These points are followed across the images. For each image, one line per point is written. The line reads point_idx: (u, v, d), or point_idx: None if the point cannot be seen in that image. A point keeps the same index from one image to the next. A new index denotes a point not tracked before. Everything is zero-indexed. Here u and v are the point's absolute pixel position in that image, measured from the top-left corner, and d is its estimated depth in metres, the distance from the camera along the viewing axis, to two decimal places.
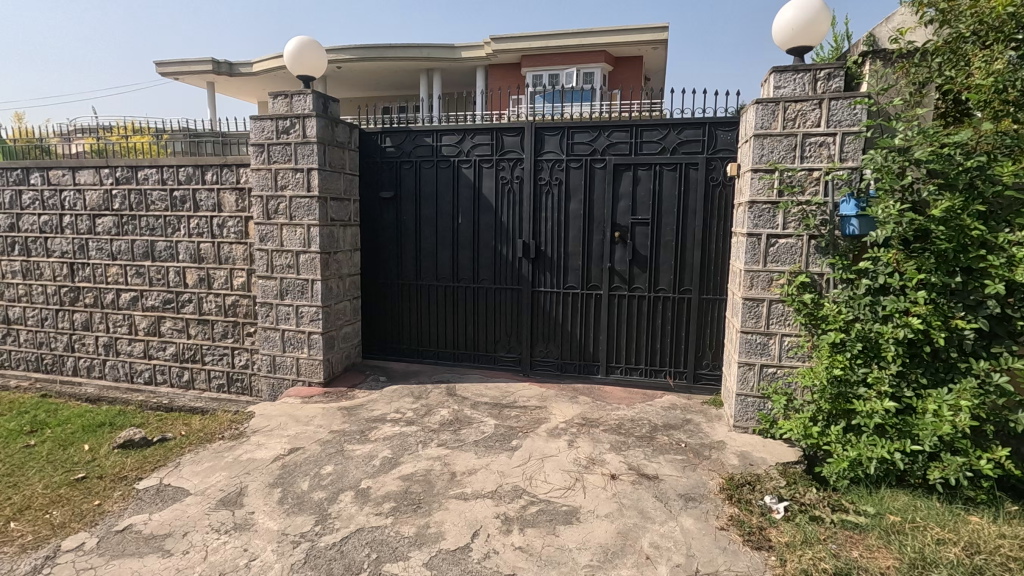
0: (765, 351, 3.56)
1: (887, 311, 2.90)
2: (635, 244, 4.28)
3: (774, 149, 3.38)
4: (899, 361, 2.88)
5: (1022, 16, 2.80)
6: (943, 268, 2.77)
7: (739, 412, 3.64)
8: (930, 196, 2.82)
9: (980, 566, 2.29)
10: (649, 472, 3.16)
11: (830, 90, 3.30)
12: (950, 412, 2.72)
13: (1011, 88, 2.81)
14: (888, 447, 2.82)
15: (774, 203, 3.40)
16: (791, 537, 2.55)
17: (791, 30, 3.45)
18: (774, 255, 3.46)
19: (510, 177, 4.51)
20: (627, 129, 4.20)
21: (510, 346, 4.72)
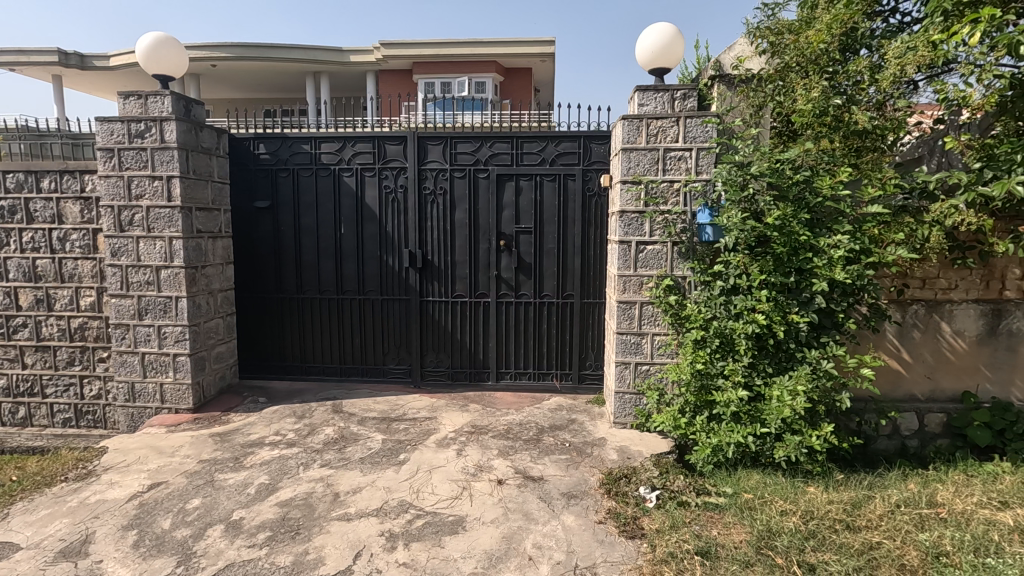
0: (639, 350, 3.82)
1: (738, 309, 3.22)
2: (519, 251, 4.40)
3: (640, 162, 3.64)
4: (749, 353, 3.22)
5: (831, 54, 3.36)
6: (780, 270, 3.13)
7: (618, 409, 3.86)
8: (767, 206, 3.17)
9: (813, 530, 2.61)
10: (534, 474, 3.26)
11: (686, 109, 3.61)
12: (790, 397, 3.06)
13: (827, 113, 3.31)
14: (742, 431, 3.13)
15: (641, 212, 3.67)
16: (661, 524, 2.75)
17: (653, 53, 3.75)
18: (643, 260, 3.72)
19: (394, 186, 4.45)
20: (507, 141, 4.31)
21: (400, 357, 4.64)
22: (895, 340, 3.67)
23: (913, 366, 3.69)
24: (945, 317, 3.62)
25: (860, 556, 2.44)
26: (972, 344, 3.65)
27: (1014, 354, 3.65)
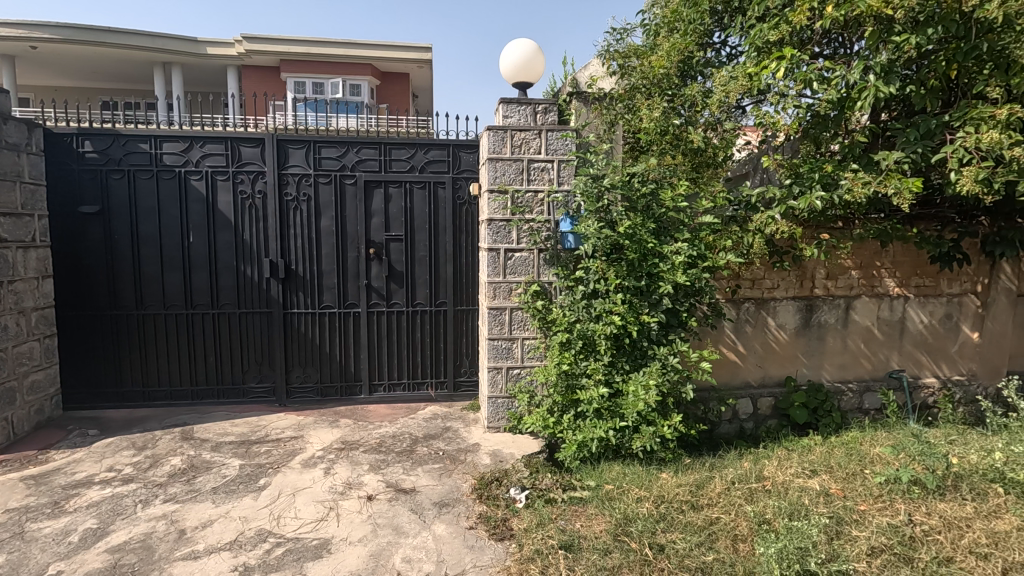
0: (509, 354, 3.92)
1: (597, 311, 3.42)
2: (390, 260, 4.32)
3: (506, 172, 3.76)
4: (609, 353, 3.44)
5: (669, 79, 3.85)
6: (632, 275, 3.39)
7: (492, 414, 3.94)
8: (619, 216, 3.42)
9: (663, 513, 2.85)
10: (406, 486, 3.20)
11: (548, 122, 3.78)
12: (644, 391, 3.32)
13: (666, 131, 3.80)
14: (604, 426, 3.35)
15: (508, 220, 3.78)
16: (529, 522, 2.84)
17: (516, 68, 3.89)
18: (512, 267, 3.85)
19: (250, 192, 4.14)
20: (375, 147, 4.22)
21: (262, 375, 4.32)
22: (732, 334, 4.14)
23: (747, 357, 4.18)
24: (770, 312, 4.15)
25: (701, 531, 2.71)
26: (791, 335, 4.22)
27: (823, 343, 4.28)
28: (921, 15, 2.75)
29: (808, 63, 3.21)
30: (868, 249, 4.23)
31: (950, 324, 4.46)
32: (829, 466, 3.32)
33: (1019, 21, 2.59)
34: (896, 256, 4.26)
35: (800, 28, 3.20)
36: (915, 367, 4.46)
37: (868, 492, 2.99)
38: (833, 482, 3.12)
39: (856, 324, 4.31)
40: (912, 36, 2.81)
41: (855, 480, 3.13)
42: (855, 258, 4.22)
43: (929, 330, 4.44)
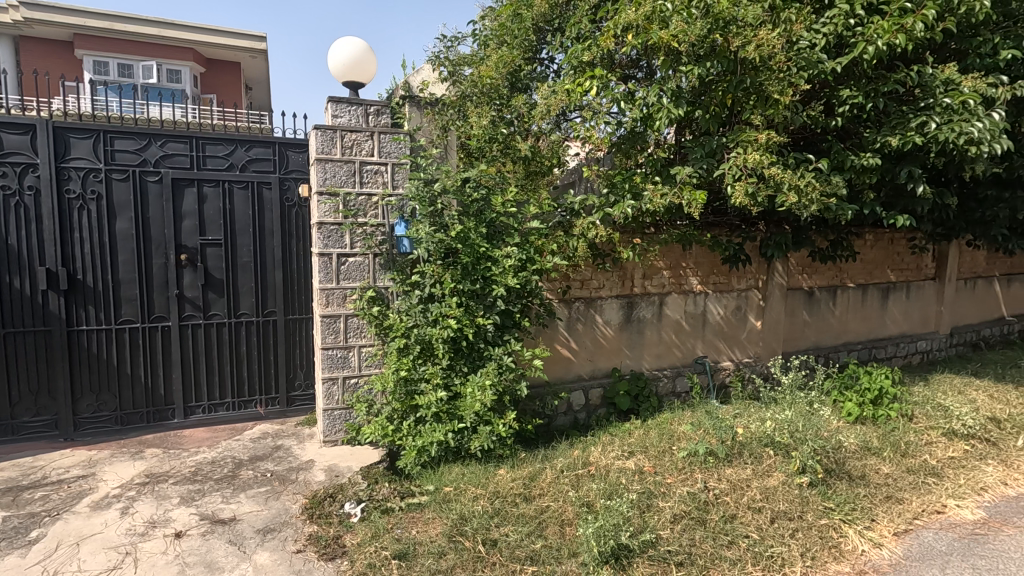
0: (346, 364, 3.76)
1: (434, 315, 3.42)
2: (206, 266, 3.89)
3: (336, 174, 3.61)
4: (446, 356, 3.47)
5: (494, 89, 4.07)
6: (467, 278, 3.45)
7: (328, 427, 3.75)
8: (452, 220, 3.46)
9: (498, 508, 2.94)
10: (225, 516, 2.90)
11: (381, 125, 3.71)
12: (480, 392, 3.40)
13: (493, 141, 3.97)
14: (442, 429, 3.36)
15: (340, 224, 3.63)
16: (363, 536, 2.75)
17: (345, 66, 3.75)
18: (345, 273, 3.70)
19: (16, 188, 3.46)
20: (184, 141, 3.78)
21: (39, 406, 3.63)
22: (565, 332, 4.41)
23: (578, 353, 4.49)
24: (598, 310, 4.51)
25: (532, 521, 2.85)
26: (616, 330, 4.63)
27: (642, 336, 4.76)
28: (700, 50, 3.20)
29: (615, 83, 3.57)
30: (675, 252, 4.81)
31: (740, 315, 5.24)
32: (644, 447, 3.71)
33: (772, 62, 3.15)
34: (697, 257, 4.91)
35: (608, 51, 3.56)
36: (715, 353, 5.16)
37: (674, 466, 3.39)
38: (647, 461, 3.49)
39: (669, 318, 4.86)
40: (694, 67, 3.26)
41: (664, 457, 3.53)
42: (665, 260, 4.77)
43: (725, 320, 5.17)
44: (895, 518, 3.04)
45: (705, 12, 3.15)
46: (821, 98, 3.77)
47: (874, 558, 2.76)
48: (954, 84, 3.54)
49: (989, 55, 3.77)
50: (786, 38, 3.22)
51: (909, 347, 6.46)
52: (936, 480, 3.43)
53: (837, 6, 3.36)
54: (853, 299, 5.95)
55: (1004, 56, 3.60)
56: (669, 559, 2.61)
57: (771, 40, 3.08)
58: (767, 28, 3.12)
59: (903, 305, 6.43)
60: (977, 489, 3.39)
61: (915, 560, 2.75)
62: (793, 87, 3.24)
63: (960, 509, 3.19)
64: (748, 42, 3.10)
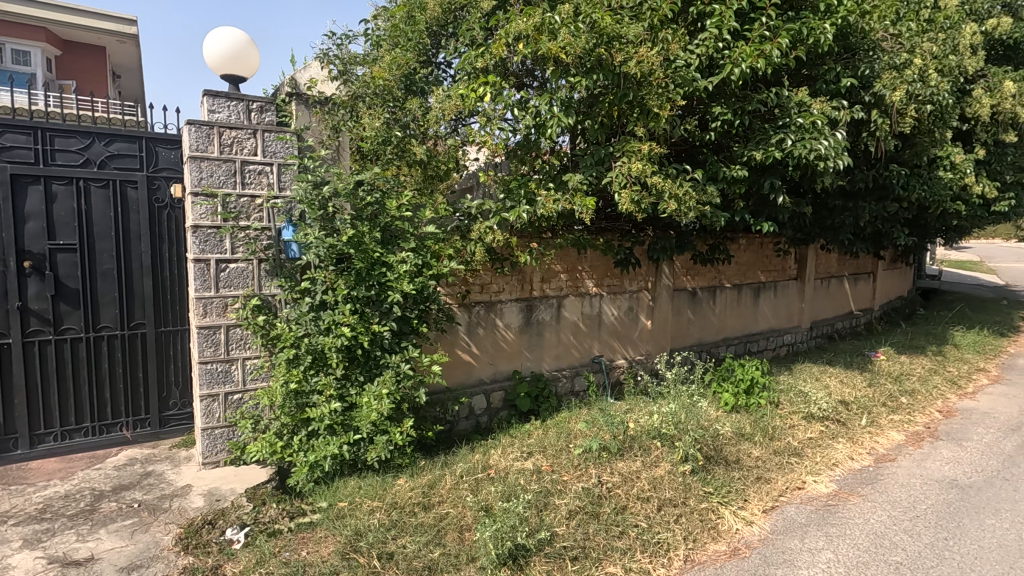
0: (228, 378, 3.49)
1: (326, 324, 3.26)
2: (56, 274, 3.45)
3: (213, 174, 3.35)
4: (341, 366, 3.32)
5: (387, 89, 4.02)
6: (361, 284, 3.32)
7: (208, 448, 3.46)
8: (344, 224, 3.32)
9: (396, 519, 2.86)
10: (80, 556, 2.57)
11: (264, 122, 3.52)
12: (376, 401, 3.28)
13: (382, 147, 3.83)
14: (337, 442, 3.22)
15: (218, 228, 3.37)
16: (246, 563, 2.56)
17: (223, 58, 3.49)
18: (226, 280, 3.44)
19: None
20: (27, 132, 3.32)
21: None
22: (466, 337, 4.41)
23: (479, 357, 4.50)
24: (498, 314, 4.55)
25: (430, 530, 2.81)
26: (516, 333, 4.70)
27: (542, 338, 4.88)
28: (587, 63, 3.36)
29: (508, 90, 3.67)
30: (571, 256, 4.98)
31: (632, 315, 5.53)
32: (542, 447, 3.80)
33: (651, 78, 3.37)
34: (592, 261, 5.12)
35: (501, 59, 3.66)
36: (610, 352, 5.40)
37: (570, 463, 3.50)
38: (545, 460, 3.57)
39: (566, 319, 5.02)
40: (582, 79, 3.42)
41: (561, 455, 3.63)
42: (562, 263, 4.93)
43: (619, 320, 5.44)
44: (763, 497, 3.36)
45: (590, 27, 3.32)
46: (697, 113, 4.09)
47: (746, 534, 3.03)
48: (805, 106, 3.97)
49: (832, 82, 4.28)
50: (663, 57, 3.46)
51: (778, 340, 7.18)
52: (797, 459, 3.83)
53: (707, 30, 3.65)
54: (730, 299, 6.50)
55: (844, 83, 4.11)
56: (564, 555, 2.69)
57: (650, 57, 3.30)
58: (646, 46, 3.33)
59: (772, 303, 7.12)
60: (830, 465, 3.83)
61: (780, 533, 3.05)
62: (670, 102, 3.48)
63: (816, 484, 3.58)
64: (629, 58, 3.30)
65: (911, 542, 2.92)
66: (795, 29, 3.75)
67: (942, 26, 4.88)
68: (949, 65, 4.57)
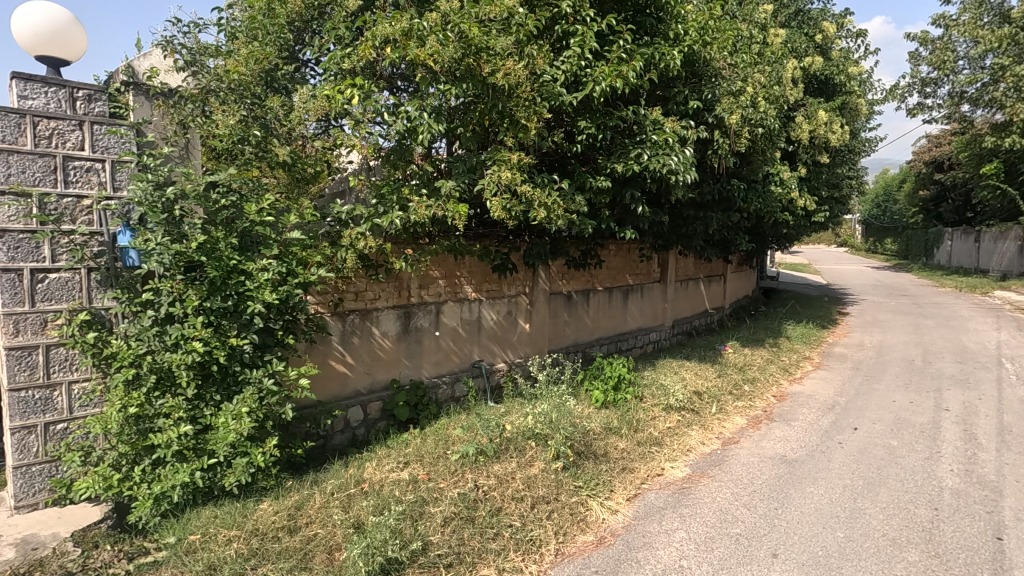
0: (48, 407, 3.02)
1: (173, 339, 2.94)
2: None
3: (26, 169, 2.89)
4: (192, 385, 3.01)
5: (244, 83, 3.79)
6: (215, 294, 3.04)
7: (22, 488, 2.98)
8: (193, 230, 3.02)
9: (257, 547, 2.66)
10: None
11: (92, 113, 3.12)
12: (235, 421, 3.02)
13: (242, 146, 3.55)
14: (187, 470, 2.91)
15: (33, 232, 2.92)
16: None
17: (37, 37, 3.03)
18: (45, 293, 2.98)
19: None
20: None
21: None
22: (339, 346, 4.21)
23: (354, 367, 4.32)
24: (374, 322, 4.42)
25: (296, 554, 2.65)
26: (393, 341, 4.59)
27: (421, 344, 4.81)
28: (456, 71, 3.41)
29: (377, 94, 3.62)
30: (449, 262, 4.98)
31: (511, 319, 5.66)
32: (419, 456, 3.77)
33: (518, 90, 3.50)
34: (470, 267, 5.17)
35: (369, 61, 3.60)
36: (489, 357, 5.48)
37: (447, 470, 3.50)
38: (421, 469, 3.54)
39: (445, 325, 5.01)
40: (452, 86, 3.47)
41: (438, 463, 3.62)
42: (440, 269, 4.91)
43: (498, 324, 5.54)
44: (627, 487, 3.62)
45: (459, 36, 3.37)
46: (565, 126, 4.31)
47: (612, 523, 3.23)
48: (659, 124, 4.35)
49: (682, 103, 4.73)
50: (529, 71, 3.61)
51: (644, 338, 7.76)
52: (657, 448, 4.18)
53: (572, 48, 3.86)
54: (601, 301, 6.91)
55: (691, 106, 4.57)
56: (438, 563, 2.69)
57: (516, 70, 3.43)
58: (513, 59, 3.45)
59: (639, 304, 7.68)
60: (685, 451, 4.22)
61: (641, 519, 3.29)
62: (537, 115, 3.64)
63: (673, 470, 3.93)
64: (497, 69, 3.39)
65: (749, 514, 3.30)
66: (648, 54, 4.10)
67: (771, 59, 5.61)
68: (775, 95, 5.26)
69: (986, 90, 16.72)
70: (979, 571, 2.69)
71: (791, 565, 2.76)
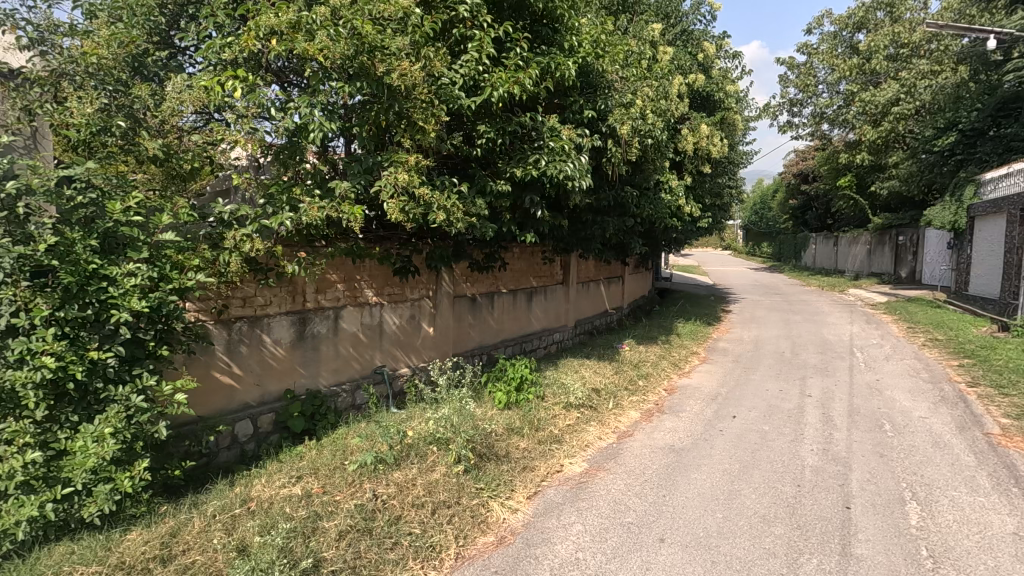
0: None
1: (17, 355, 2.57)
2: None
3: None
4: (43, 406, 2.65)
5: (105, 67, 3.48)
6: (71, 302, 2.71)
7: None
8: (43, 230, 2.66)
9: None
10: None
11: None
12: (96, 445, 2.70)
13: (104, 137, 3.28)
14: (36, 502, 2.57)
15: None
16: None
17: None
18: None
19: None
20: None
21: None
22: (225, 357, 3.90)
23: (243, 378, 4.02)
24: (265, 329, 4.14)
25: None
26: (287, 349, 4.33)
27: (318, 352, 4.59)
28: (349, 68, 3.32)
29: (263, 88, 3.43)
30: (347, 265, 4.81)
31: (414, 323, 5.57)
32: (314, 468, 3.60)
33: (415, 92, 3.46)
34: (370, 271, 5.02)
35: (254, 52, 3.41)
36: (392, 362, 5.35)
37: (344, 481, 3.37)
38: (315, 482, 3.38)
39: (344, 331, 4.81)
40: (346, 84, 3.36)
41: (334, 474, 3.48)
42: (338, 273, 4.73)
43: (400, 329, 5.43)
44: (527, 485, 3.70)
45: (352, 33, 3.27)
46: (464, 130, 4.33)
47: (512, 522, 3.29)
48: (556, 132, 4.49)
49: (577, 112, 4.92)
50: (426, 73, 3.58)
51: (548, 339, 7.95)
52: (557, 445, 4.33)
53: (469, 53, 3.89)
54: (506, 303, 7.00)
55: (586, 115, 4.76)
56: None
57: (412, 71, 3.39)
58: (409, 60, 3.41)
59: (542, 305, 7.88)
60: (583, 446, 4.40)
61: (540, 515, 3.37)
62: (435, 118, 3.63)
63: (571, 465, 4.08)
64: (392, 69, 3.33)
65: (640, 503, 3.49)
66: (543, 63, 4.22)
67: (659, 75, 6.00)
68: (662, 108, 5.63)
69: (840, 112, 19.01)
70: (831, 538, 3.04)
71: (676, 547, 2.96)
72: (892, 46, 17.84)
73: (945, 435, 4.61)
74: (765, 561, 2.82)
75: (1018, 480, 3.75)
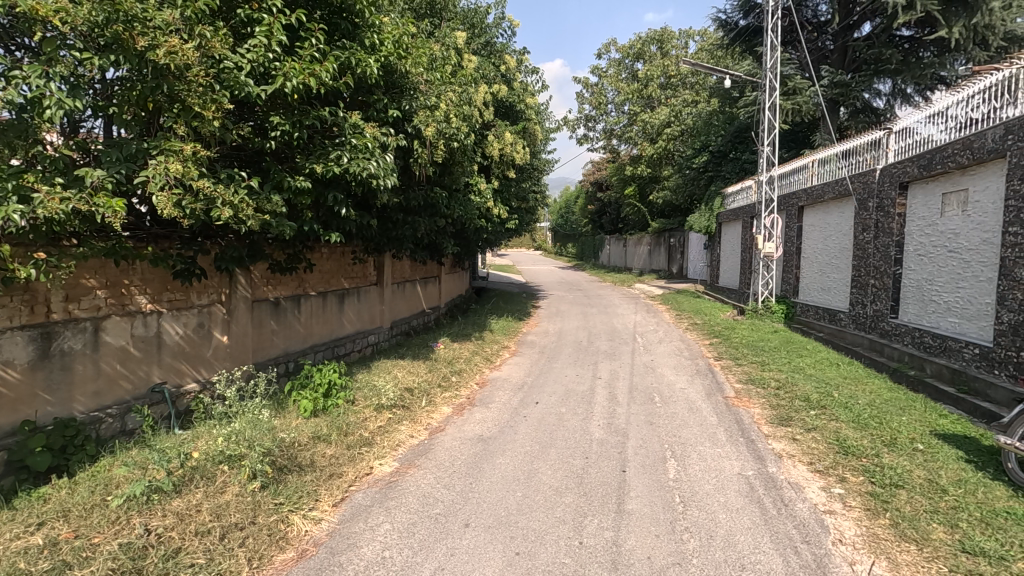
0: None
1: None
2: None
3: None
4: None
5: None
6: None
7: None
8: None
9: None
10: None
11: None
12: None
13: None
14: None
15: None
16: None
17: None
18: None
19: None
20: None
21: None
22: None
23: None
24: None
25: None
26: (24, 371, 3.53)
27: (69, 372, 3.81)
28: (101, 38, 2.92)
29: None
30: (110, 267, 4.09)
31: (202, 332, 4.97)
32: (63, 511, 3.01)
33: (189, 73, 3.13)
34: (142, 274, 4.34)
35: None
36: (175, 377, 4.70)
37: (105, 520, 2.88)
38: (64, 527, 2.84)
39: (107, 346, 4.07)
40: (96, 57, 2.97)
41: (91, 514, 2.95)
42: (98, 277, 3.99)
43: (184, 340, 4.79)
44: (334, 492, 3.58)
45: None
46: (253, 119, 4.00)
47: (315, 533, 3.15)
48: (359, 129, 4.39)
49: (381, 111, 4.89)
50: (203, 53, 3.26)
51: (362, 341, 7.74)
52: (367, 448, 4.26)
53: (257, 37, 3.59)
54: (315, 306, 6.64)
55: (390, 114, 4.76)
56: None
57: (184, 50, 3.06)
58: (179, 37, 3.07)
59: (355, 307, 7.64)
60: (394, 446, 4.41)
61: (347, 521, 3.28)
62: (215, 104, 3.31)
63: (381, 466, 4.05)
64: (157, 45, 2.98)
65: (448, 493, 3.61)
66: (342, 57, 4.11)
67: (465, 81, 6.22)
68: (468, 114, 5.86)
69: (626, 129, 21.80)
70: (610, 499, 3.50)
71: (479, 530, 3.13)
72: (662, 76, 21.01)
73: (697, 401, 5.62)
74: (556, 528, 3.13)
75: (743, 431, 4.75)
